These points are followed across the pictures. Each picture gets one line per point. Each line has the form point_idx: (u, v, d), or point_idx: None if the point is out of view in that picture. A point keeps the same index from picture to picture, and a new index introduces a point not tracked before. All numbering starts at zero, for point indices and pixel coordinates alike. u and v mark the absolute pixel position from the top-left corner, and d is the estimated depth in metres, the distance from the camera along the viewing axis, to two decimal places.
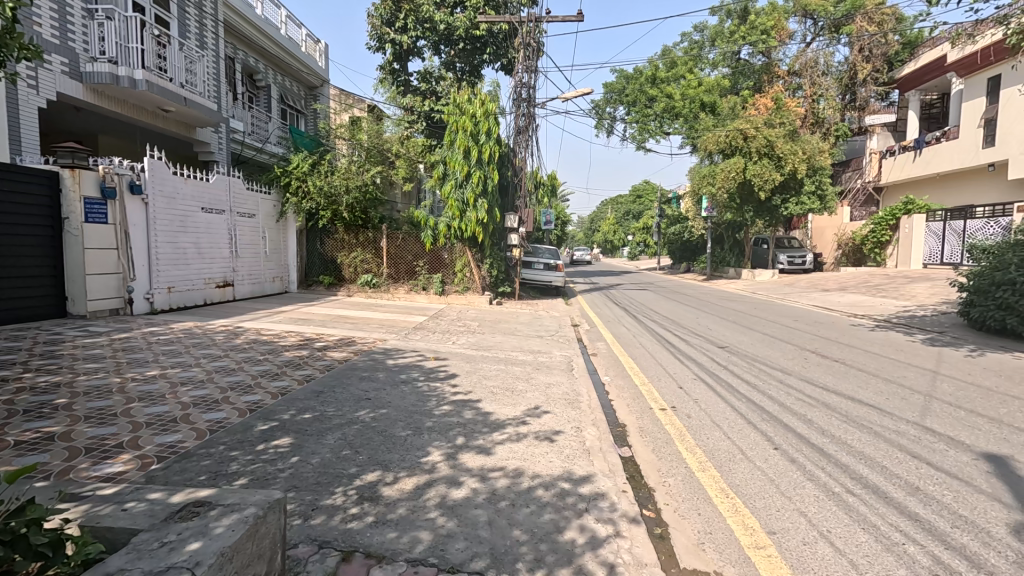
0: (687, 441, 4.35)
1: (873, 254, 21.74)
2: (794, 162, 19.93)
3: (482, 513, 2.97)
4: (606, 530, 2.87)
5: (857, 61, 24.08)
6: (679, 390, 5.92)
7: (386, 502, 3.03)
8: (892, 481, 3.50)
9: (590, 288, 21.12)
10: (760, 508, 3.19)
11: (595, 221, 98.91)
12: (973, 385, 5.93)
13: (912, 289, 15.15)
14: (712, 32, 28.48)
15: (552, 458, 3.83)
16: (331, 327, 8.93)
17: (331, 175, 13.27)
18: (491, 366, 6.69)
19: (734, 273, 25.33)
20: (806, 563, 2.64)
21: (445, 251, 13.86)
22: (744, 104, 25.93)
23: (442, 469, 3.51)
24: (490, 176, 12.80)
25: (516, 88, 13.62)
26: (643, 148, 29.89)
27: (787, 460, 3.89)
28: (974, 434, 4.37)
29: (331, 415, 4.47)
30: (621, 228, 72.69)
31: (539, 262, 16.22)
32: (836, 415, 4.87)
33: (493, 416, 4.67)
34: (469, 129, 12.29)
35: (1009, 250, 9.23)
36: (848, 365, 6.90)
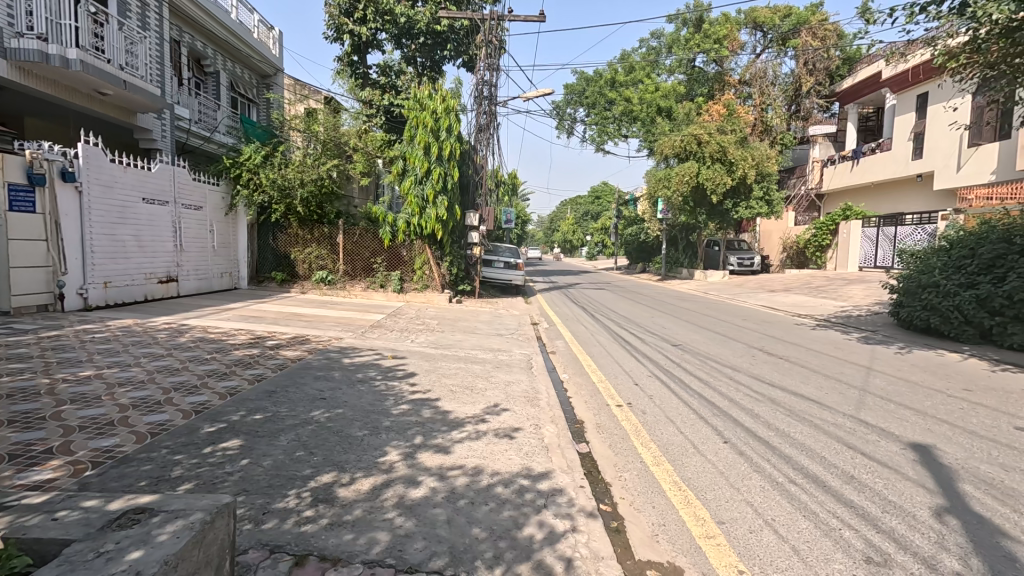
0: (642, 436, 4.46)
1: (815, 257, 23.18)
2: (744, 167, 20.79)
3: (441, 512, 2.94)
4: (563, 525, 2.91)
5: (802, 74, 25.44)
6: (635, 387, 6.06)
7: (342, 503, 2.96)
8: (830, 471, 3.71)
9: (550, 286, 21.60)
10: (710, 500, 3.31)
11: (555, 221, 100.06)
12: (903, 380, 6.38)
13: (849, 290, 16.16)
14: (669, 39, 29.36)
15: (512, 456, 3.85)
16: (285, 325, 8.66)
17: (285, 168, 12.85)
18: (451, 364, 6.67)
19: (687, 274, 26.23)
20: (752, 550, 2.77)
21: (404, 248, 13.61)
22: (698, 110, 26.89)
23: (400, 469, 3.46)
24: (450, 173, 12.67)
25: (477, 85, 13.57)
26: (602, 151, 30.66)
27: (735, 453, 4.06)
28: (903, 426, 4.70)
29: (283, 415, 4.32)
30: (580, 229, 73.84)
31: (499, 260, 16.23)
32: (781, 410, 5.12)
33: (451, 415, 4.65)
34: (429, 125, 12.14)
35: (934, 255, 9.97)
36: (792, 362, 7.27)
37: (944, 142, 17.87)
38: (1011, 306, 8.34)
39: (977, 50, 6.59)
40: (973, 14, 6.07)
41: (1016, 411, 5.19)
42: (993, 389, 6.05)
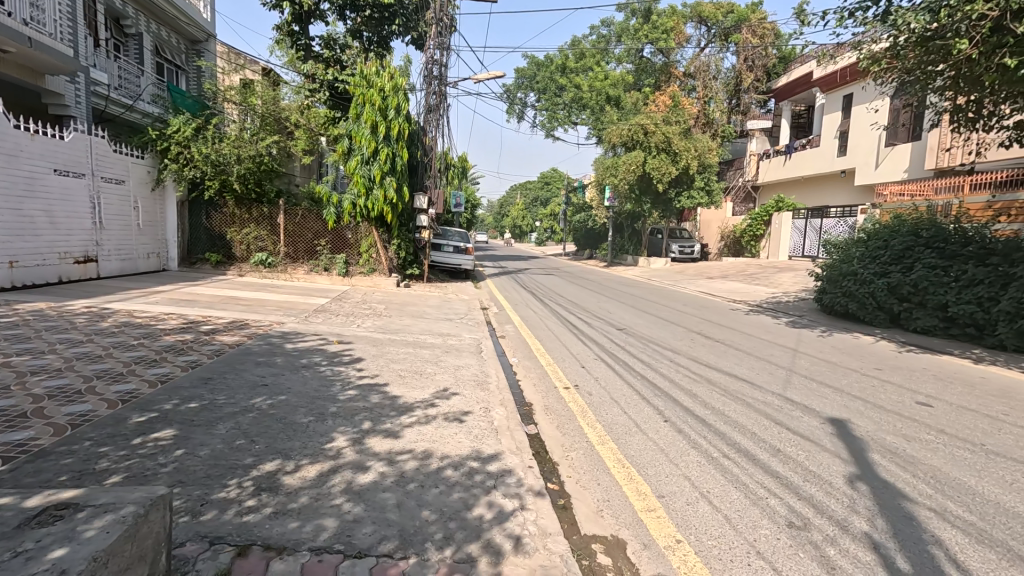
0: (588, 417, 4.62)
1: (749, 246, 24.57)
2: (687, 158, 21.55)
3: (390, 497, 2.93)
4: (513, 505, 2.98)
5: (742, 70, 26.55)
6: (582, 369, 6.24)
7: (287, 491, 2.88)
8: (759, 445, 3.99)
9: (499, 271, 21.70)
10: (651, 475, 3.48)
11: (504, 206, 99.98)
12: (826, 361, 6.91)
13: (779, 278, 17.21)
14: (618, 28, 29.95)
15: (462, 439, 3.88)
16: (220, 309, 8.22)
17: (220, 142, 12.13)
18: (399, 349, 6.57)
19: (632, 261, 27.04)
20: (688, 520, 2.94)
21: (349, 230, 13.31)
22: (645, 100, 27.62)
23: (348, 455, 3.41)
24: (398, 154, 12.38)
25: (427, 64, 13.22)
26: (552, 137, 31.01)
27: (674, 431, 4.27)
28: (824, 402, 5.12)
29: (221, 403, 4.12)
30: (529, 215, 74.25)
31: (449, 245, 16.07)
32: (717, 390, 5.43)
33: (400, 400, 4.61)
34: (377, 104, 11.72)
35: (853, 246, 10.84)
36: (728, 345, 7.69)
37: (865, 141, 19.25)
38: (916, 293, 9.20)
39: (896, 56, 7.09)
40: (894, 22, 6.52)
41: (918, 387, 5.78)
42: (900, 368, 6.70)
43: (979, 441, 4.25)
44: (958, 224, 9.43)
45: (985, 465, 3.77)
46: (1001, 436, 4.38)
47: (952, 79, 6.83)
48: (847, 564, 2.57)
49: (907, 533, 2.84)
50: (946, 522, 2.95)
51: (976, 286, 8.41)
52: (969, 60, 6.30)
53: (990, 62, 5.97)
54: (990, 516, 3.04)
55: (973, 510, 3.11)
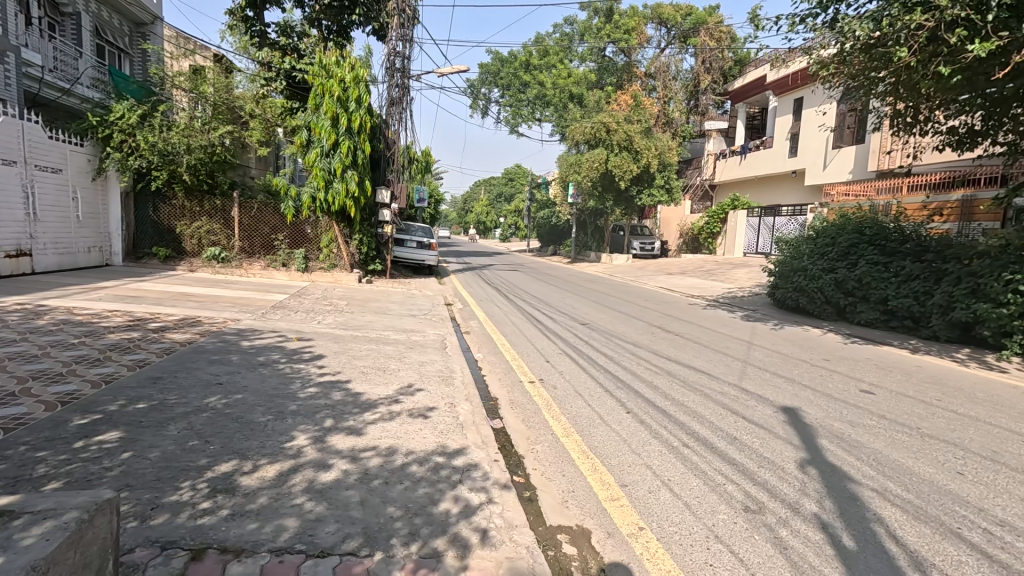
0: (553, 410, 4.67)
1: (707, 243, 25.39)
2: (648, 156, 22.01)
3: (354, 494, 2.88)
4: (478, 498, 2.98)
5: (700, 71, 27.29)
6: (547, 364, 6.30)
7: (244, 492, 2.78)
8: (716, 434, 4.13)
9: (463, 267, 21.58)
10: (615, 465, 3.56)
11: (468, 202, 99.56)
12: (779, 353, 7.21)
13: (734, 274, 17.86)
14: (581, 26, 30.39)
15: (427, 434, 3.84)
16: (170, 305, 7.84)
17: (168, 131, 11.52)
18: (362, 346, 6.45)
19: (595, 257, 27.42)
20: (650, 508, 3.02)
21: (309, 225, 12.85)
22: (607, 99, 28.08)
23: (309, 453, 3.32)
24: (360, 147, 12.11)
25: (389, 56, 12.97)
26: (516, 133, 31.13)
27: (636, 422, 4.37)
28: (776, 392, 5.36)
29: (172, 403, 3.94)
30: (493, 211, 74.13)
31: (412, 241, 15.83)
32: (677, 381, 5.58)
33: (363, 396, 4.53)
34: (337, 95, 11.43)
35: (802, 243, 11.39)
36: (688, 339, 7.92)
37: (814, 143, 20.15)
38: (860, 288, 9.73)
39: (843, 62, 7.42)
40: (841, 29, 6.85)
41: (862, 376, 6.13)
42: (845, 358, 7.07)
43: (916, 424, 4.55)
44: (896, 223, 10.02)
45: (922, 447, 4.03)
46: (935, 420, 4.70)
47: (893, 86, 7.23)
48: (798, 544, 2.69)
49: (852, 513, 3.01)
50: (886, 501, 3.15)
51: (913, 281, 8.99)
52: (909, 68, 6.66)
53: (926, 70, 6.36)
54: (925, 494, 3.26)
55: (910, 488, 3.33)
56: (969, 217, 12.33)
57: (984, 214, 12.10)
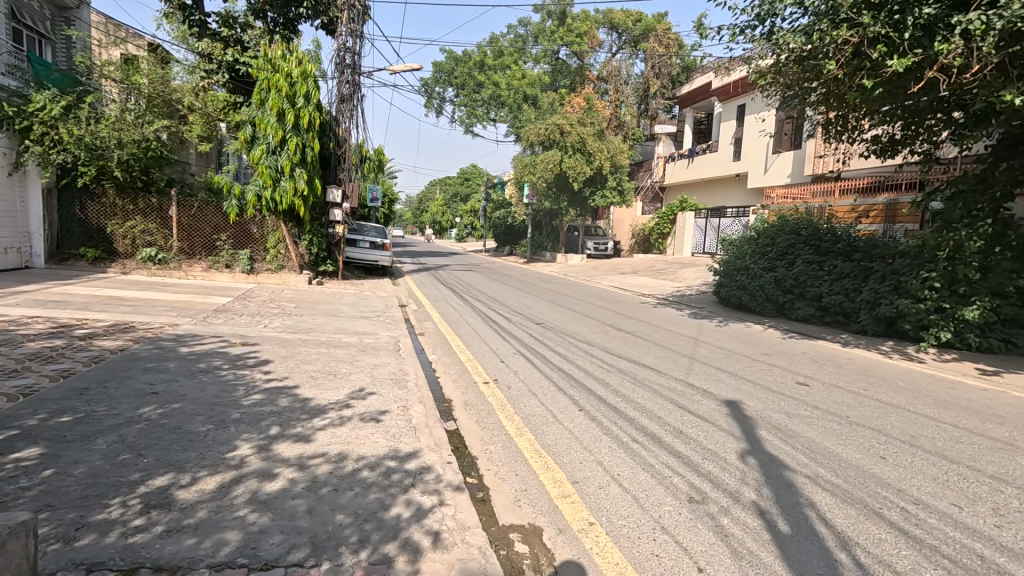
0: (506, 410, 4.69)
1: (658, 243, 26.25)
2: (601, 158, 22.47)
3: (301, 503, 2.79)
4: (431, 501, 2.96)
5: (649, 77, 28.17)
6: (501, 364, 6.32)
7: (181, 506, 2.65)
8: (664, 428, 4.28)
9: (418, 268, 21.26)
10: (566, 463, 3.62)
11: (424, 202, 98.45)
12: (724, 348, 7.53)
13: (683, 273, 18.53)
14: (535, 28, 31.14)
15: (379, 438, 3.78)
16: (100, 310, 7.33)
17: (96, 123, 10.80)
18: (311, 349, 6.26)
19: (550, 257, 27.74)
20: (600, 503, 3.09)
21: (254, 224, 12.37)
22: (561, 101, 28.51)
23: (253, 463, 3.20)
24: (309, 144, 11.70)
25: (339, 52, 12.65)
26: (471, 133, 31.11)
27: (588, 419, 4.45)
28: (719, 386, 5.59)
29: (101, 415, 3.69)
30: (449, 211, 73.63)
31: (365, 240, 15.49)
32: (627, 378, 5.73)
33: (312, 401, 4.40)
34: (283, 90, 11.02)
35: (744, 244, 11.94)
36: (638, 336, 8.14)
37: (756, 148, 21.14)
38: (797, 286, 10.30)
39: (779, 72, 7.82)
40: (777, 41, 7.22)
41: (798, 369, 6.50)
42: (783, 353, 7.48)
43: (846, 413, 4.86)
44: (829, 224, 10.68)
45: (850, 434, 4.33)
46: (863, 408, 5.05)
47: (824, 96, 7.69)
48: (738, 531, 2.83)
49: (787, 498, 3.19)
50: (817, 486, 3.37)
51: (844, 279, 9.61)
52: (837, 80, 7.10)
53: (852, 82, 6.80)
54: (851, 478, 3.51)
55: (838, 473, 3.57)
56: (892, 219, 13.42)
57: (905, 217, 13.26)
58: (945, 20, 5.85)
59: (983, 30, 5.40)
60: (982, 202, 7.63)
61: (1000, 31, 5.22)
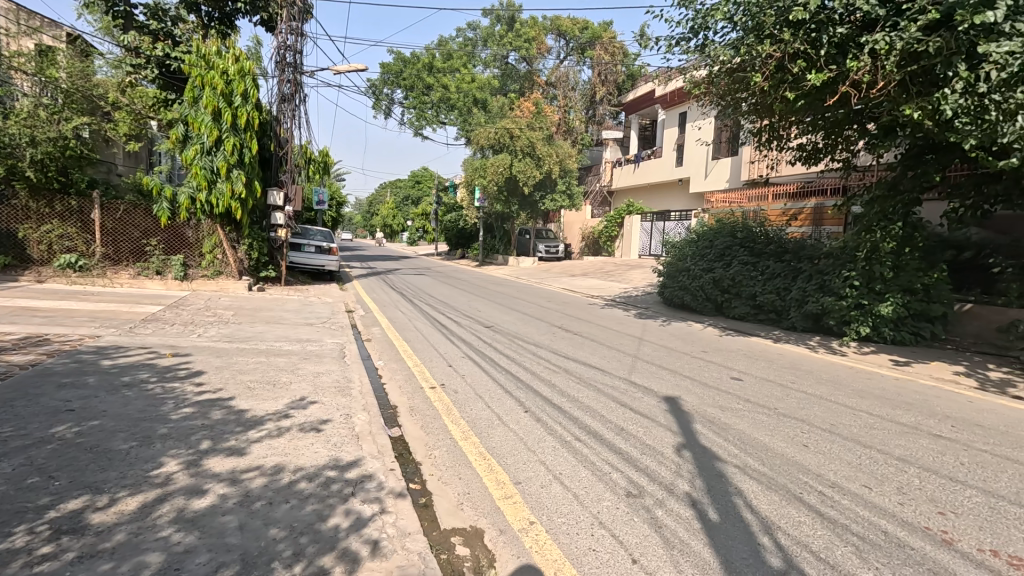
0: (453, 414, 4.68)
1: (606, 246, 26.96)
2: (550, 163, 22.85)
3: (232, 519, 2.69)
4: (371, 510, 2.91)
5: (596, 83, 28.98)
6: (449, 368, 6.29)
7: (97, 530, 2.49)
8: (606, 426, 4.40)
9: (365, 271, 21.31)
10: (510, 464, 3.66)
11: (374, 205, 96.63)
12: (666, 347, 7.83)
13: (630, 275, 19.12)
14: (484, 33, 31.83)
15: (318, 448, 3.68)
16: (9, 323, 6.75)
17: (5, 120, 10.10)
18: (249, 359, 6.01)
19: (502, 260, 27.89)
20: (542, 503, 3.15)
21: (189, 228, 11.74)
22: (511, 105, 28.83)
23: (180, 479, 3.04)
24: (247, 145, 11.22)
25: (279, 49, 12.21)
26: (420, 136, 30.87)
27: (533, 420, 4.52)
28: (660, 383, 5.81)
29: (6, 436, 3.41)
30: (400, 214, 72.57)
31: (310, 245, 15.03)
32: (573, 378, 5.86)
33: (248, 413, 4.23)
34: (219, 88, 10.54)
35: (685, 246, 12.42)
36: (585, 337, 8.32)
37: (696, 154, 22.10)
38: (734, 286, 10.84)
39: (712, 83, 8.26)
40: (710, 54, 7.62)
41: (733, 365, 6.85)
42: (721, 350, 7.86)
43: (774, 405, 5.17)
44: (762, 227, 11.30)
45: (777, 425, 4.61)
46: (790, 400, 5.39)
47: (755, 107, 8.14)
48: (671, 522, 2.96)
49: (717, 489, 3.37)
50: (745, 475, 3.57)
51: (776, 279, 10.20)
52: (764, 92, 7.56)
53: (777, 95, 7.29)
54: (775, 466, 3.74)
55: (765, 462, 3.79)
56: (819, 222, 14.38)
57: (831, 220, 14.23)
58: (855, 39, 6.35)
59: (887, 50, 5.91)
60: (894, 207, 8.29)
61: (900, 52, 5.76)
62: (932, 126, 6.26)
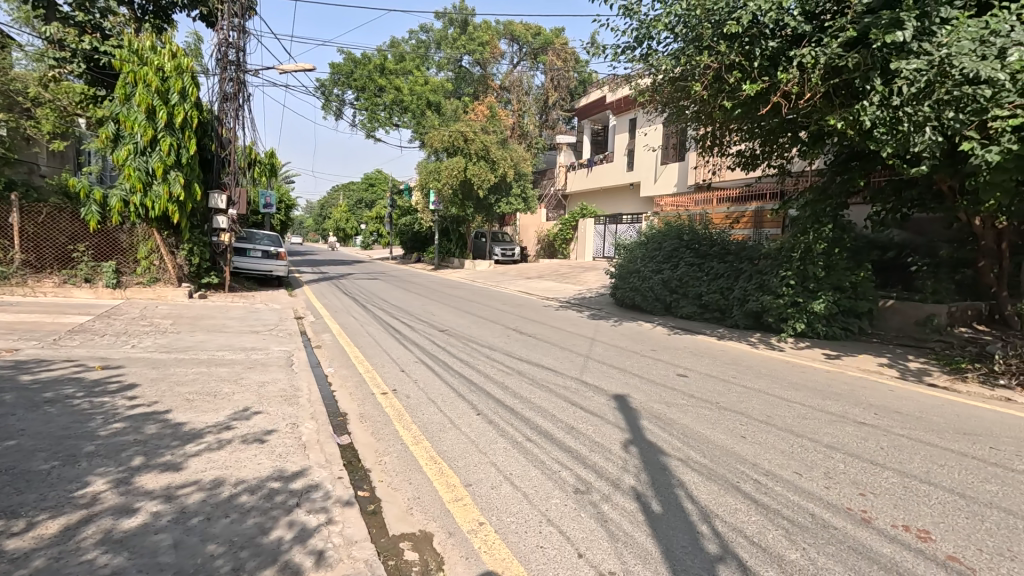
0: (404, 420, 4.64)
1: (561, 249, 27.31)
2: (504, 166, 22.92)
3: (166, 537, 2.57)
4: (317, 520, 2.85)
5: (549, 88, 29.44)
6: (401, 373, 6.22)
7: (12, 557, 2.33)
8: (557, 426, 4.48)
9: (317, 276, 20.79)
10: (461, 467, 3.67)
11: (326, 208, 94.04)
12: (617, 347, 8.03)
13: (585, 277, 19.47)
14: (437, 36, 31.86)
15: (262, 460, 3.56)
16: None
17: None
18: (188, 370, 5.73)
19: (458, 263, 27.75)
20: (492, 504, 3.17)
21: (121, 232, 11.02)
22: (465, 108, 28.82)
23: (109, 499, 2.88)
24: (186, 146, 10.69)
25: (220, 46, 11.72)
26: (373, 138, 30.31)
27: (485, 423, 4.54)
28: (609, 382, 5.96)
29: None
30: (353, 217, 70.93)
31: (257, 249, 14.48)
32: (526, 380, 5.91)
33: (186, 426, 4.04)
34: (154, 85, 10.01)
35: (635, 248, 12.78)
36: (539, 339, 8.41)
37: (646, 159, 22.82)
38: (681, 286, 11.26)
39: (656, 91, 8.58)
40: (653, 64, 7.92)
41: (680, 363, 7.11)
42: (669, 348, 8.13)
43: (717, 400, 5.41)
44: (707, 229, 11.79)
45: (718, 418, 4.83)
46: (731, 394, 5.65)
47: (697, 115, 8.52)
48: (616, 515, 3.06)
49: (661, 481, 3.49)
50: (687, 467, 3.72)
51: (720, 279, 10.67)
52: (704, 101, 7.93)
53: (716, 104, 7.66)
54: (715, 457, 3.92)
55: (706, 454, 3.97)
56: (760, 224, 15.33)
57: (770, 223, 15.20)
58: (785, 53, 6.77)
59: (813, 64, 6.33)
60: (825, 210, 8.86)
61: (824, 65, 6.19)
62: (854, 135, 6.74)
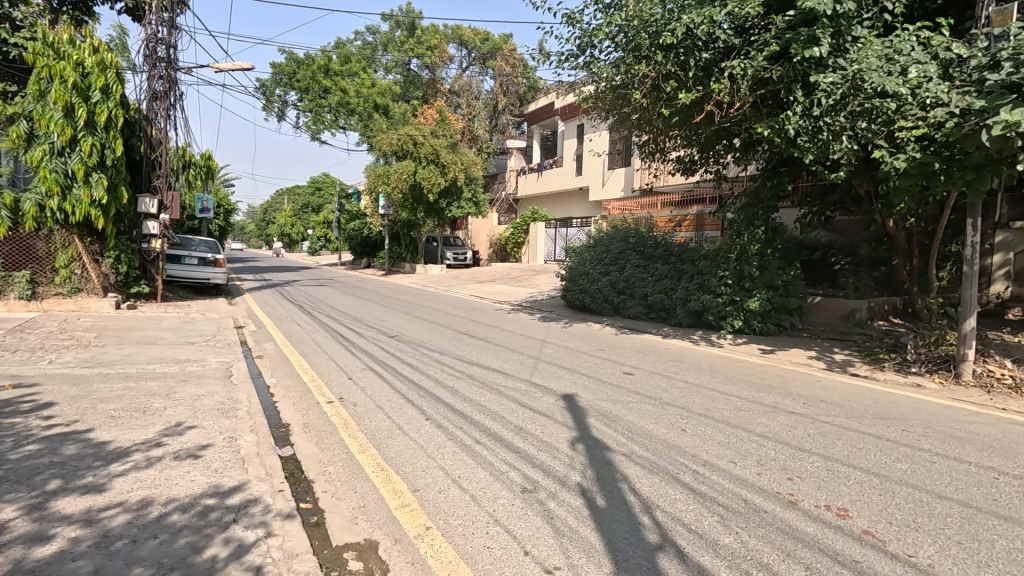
0: (350, 428, 4.53)
1: (513, 253, 27.48)
2: (455, 170, 22.77)
3: (85, 563, 2.41)
4: (255, 535, 2.75)
5: (498, 93, 29.66)
6: (348, 381, 6.07)
7: None
8: (506, 427, 4.50)
9: (259, 283, 19.88)
10: (409, 472, 3.63)
11: (269, 212, 90.27)
12: (566, 348, 8.17)
13: (536, 280, 19.65)
14: (384, 38, 31.41)
15: (196, 476, 3.39)
16: None
17: None
18: (114, 385, 5.36)
19: (409, 268, 27.36)
20: (439, 508, 3.15)
21: (38, 239, 10.08)
22: (414, 112, 28.53)
23: (20, 527, 2.66)
24: (111, 146, 10.00)
25: (149, 42, 11.07)
26: (318, 140, 29.33)
27: (434, 428, 4.50)
28: (559, 382, 6.05)
29: None
30: (300, 222, 68.53)
31: (192, 256, 13.73)
32: (476, 383, 5.90)
33: (111, 445, 3.79)
34: (72, 81, 9.36)
35: (584, 251, 13.02)
36: (490, 342, 8.42)
37: (593, 164, 23.36)
38: (628, 287, 11.59)
39: (598, 99, 8.81)
40: (595, 72, 8.15)
41: (627, 361, 7.33)
42: (617, 347, 8.35)
43: (660, 396, 5.61)
44: (651, 232, 12.20)
45: (661, 413, 5.01)
46: (674, 390, 5.87)
47: (639, 122, 8.84)
48: (562, 512, 3.12)
49: (606, 477, 3.60)
50: (631, 461, 3.85)
51: (664, 279, 11.06)
52: (645, 109, 8.23)
53: (655, 111, 7.97)
54: (658, 451, 4.08)
55: (649, 448, 4.12)
56: (701, 227, 16.17)
57: (710, 226, 16.06)
58: (717, 64, 7.11)
59: (742, 75, 6.71)
60: (758, 213, 9.38)
61: (751, 77, 6.58)
62: (781, 143, 7.18)
